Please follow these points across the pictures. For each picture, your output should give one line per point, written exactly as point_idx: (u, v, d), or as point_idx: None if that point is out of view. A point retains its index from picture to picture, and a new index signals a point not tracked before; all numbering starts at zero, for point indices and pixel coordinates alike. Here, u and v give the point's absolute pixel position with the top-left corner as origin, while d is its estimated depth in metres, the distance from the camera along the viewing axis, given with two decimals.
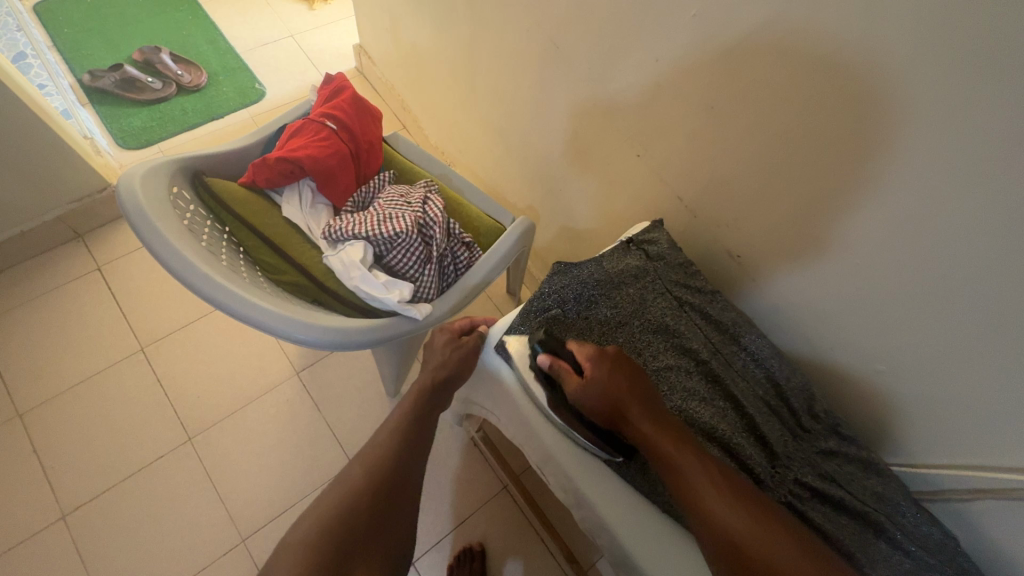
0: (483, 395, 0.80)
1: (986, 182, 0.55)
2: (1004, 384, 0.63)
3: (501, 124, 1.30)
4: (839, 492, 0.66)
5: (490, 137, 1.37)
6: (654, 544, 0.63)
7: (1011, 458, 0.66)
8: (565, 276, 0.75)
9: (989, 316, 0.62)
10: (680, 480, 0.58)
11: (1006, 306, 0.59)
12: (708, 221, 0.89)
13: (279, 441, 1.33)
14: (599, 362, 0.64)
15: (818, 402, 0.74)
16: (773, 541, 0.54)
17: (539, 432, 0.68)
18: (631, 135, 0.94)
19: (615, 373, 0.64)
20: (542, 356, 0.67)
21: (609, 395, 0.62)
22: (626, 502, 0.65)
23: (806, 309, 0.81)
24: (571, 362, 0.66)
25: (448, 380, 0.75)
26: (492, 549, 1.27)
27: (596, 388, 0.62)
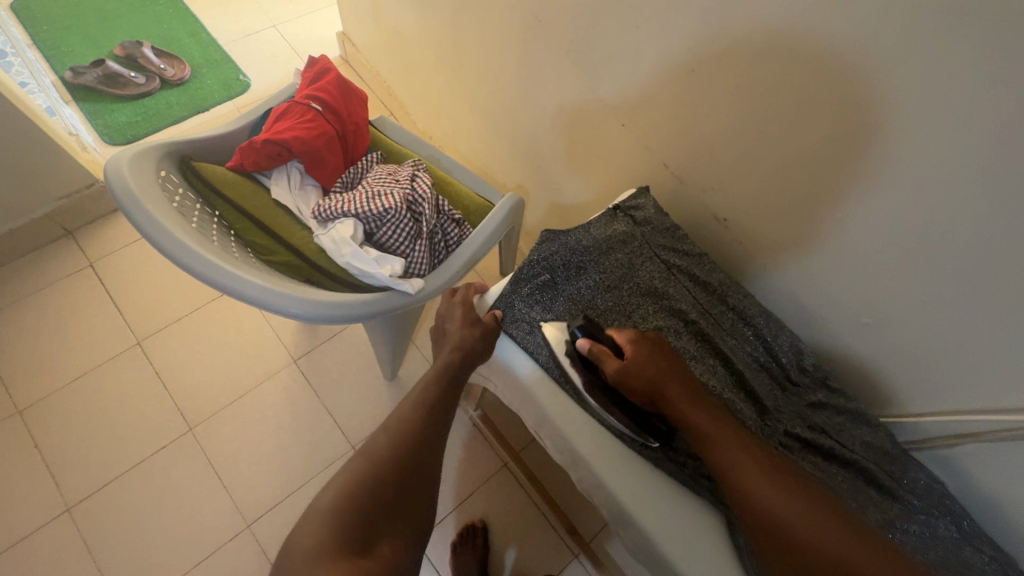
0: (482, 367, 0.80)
1: (968, 125, 0.56)
2: (985, 326, 0.65)
3: (487, 104, 1.30)
4: (828, 442, 0.68)
5: (477, 118, 1.37)
6: (649, 497, 0.64)
7: (993, 400, 0.68)
8: (553, 243, 0.75)
9: (973, 261, 0.62)
10: (722, 457, 0.59)
11: (991, 250, 0.60)
12: (694, 186, 0.89)
13: (280, 428, 1.35)
14: (640, 346, 0.65)
15: (808, 355, 0.73)
16: (807, 512, 0.56)
17: (534, 394, 0.70)
18: (614, 105, 0.95)
19: (653, 358, 0.64)
20: (583, 338, 0.65)
21: (651, 377, 0.63)
22: (620, 458, 0.66)
23: (792, 267, 0.82)
24: (610, 344, 0.66)
25: (459, 348, 0.73)
26: (494, 525, 1.29)
27: (638, 371, 0.63)
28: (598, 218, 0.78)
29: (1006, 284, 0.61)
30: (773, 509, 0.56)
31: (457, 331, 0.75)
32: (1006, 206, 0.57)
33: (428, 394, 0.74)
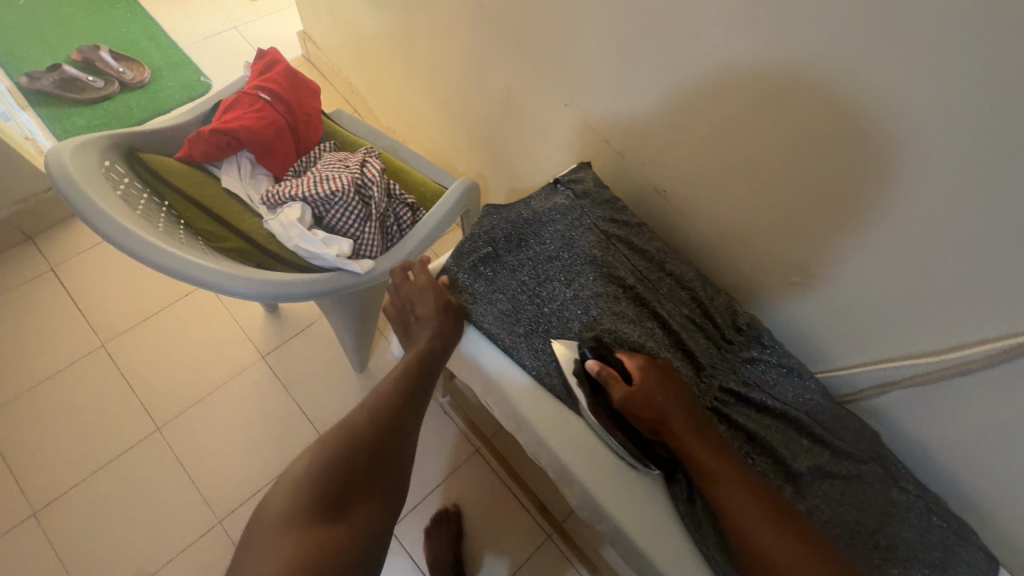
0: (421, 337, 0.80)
1: (869, 74, 0.59)
2: (898, 273, 0.68)
3: (443, 93, 1.32)
4: (760, 395, 0.71)
5: (435, 108, 1.39)
6: (588, 452, 0.67)
7: (913, 345, 0.71)
8: (494, 217, 0.77)
9: (885, 208, 0.65)
10: (724, 496, 0.61)
11: (898, 196, 0.63)
12: (635, 159, 0.92)
13: (249, 423, 1.35)
14: (650, 375, 0.66)
15: (742, 314, 0.76)
16: (800, 556, 0.58)
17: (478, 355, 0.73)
18: (557, 85, 0.98)
19: (662, 389, 0.65)
20: (592, 361, 0.66)
21: (658, 407, 0.64)
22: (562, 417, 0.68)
23: (728, 232, 0.85)
24: (619, 368, 0.67)
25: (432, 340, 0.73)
26: (466, 508, 1.33)
27: (647, 400, 0.64)
28: (616, 249, 0.78)
29: (913, 228, 0.64)
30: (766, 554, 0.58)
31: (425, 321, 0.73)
32: (904, 155, 0.60)
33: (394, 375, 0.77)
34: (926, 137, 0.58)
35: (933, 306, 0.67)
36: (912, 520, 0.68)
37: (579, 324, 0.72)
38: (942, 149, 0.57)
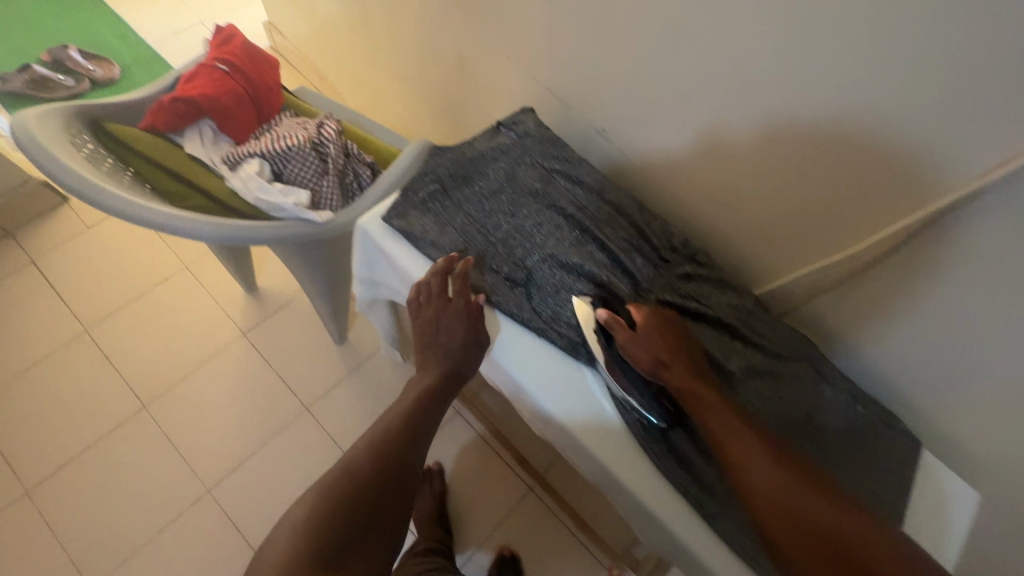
0: (365, 268, 0.82)
1: None
2: (810, 170, 0.72)
3: (402, 66, 1.36)
4: (696, 304, 0.76)
5: (396, 82, 1.43)
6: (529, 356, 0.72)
7: (833, 244, 0.75)
8: (440, 159, 0.82)
9: (793, 105, 0.69)
10: (726, 435, 0.60)
11: (806, 91, 0.67)
12: (576, 103, 0.96)
13: (234, 397, 1.40)
14: (655, 325, 0.68)
15: (676, 236, 0.82)
16: (810, 497, 0.55)
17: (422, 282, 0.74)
18: (500, 40, 1.02)
19: (667, 339, 0.67)
20: (602, 310, 0.70)
21: (660, 351, 0.66)
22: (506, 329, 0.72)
23: (661, 162, 0.89)
24: (628, 319, 0.70)
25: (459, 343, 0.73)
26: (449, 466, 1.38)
27: (650, 344, 0.67)
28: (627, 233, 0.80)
29: (817, 121, 0.68)
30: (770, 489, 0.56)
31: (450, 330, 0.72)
32: (805, 54, 0.65)
33: (419, 382, 0.76)
34: (821, 34, 0.62)
35: (848, 199, 0.70)
36: (837, 409, 0.73)
37: (524, 250, 0.77)
38: (834, 43, 0.62)
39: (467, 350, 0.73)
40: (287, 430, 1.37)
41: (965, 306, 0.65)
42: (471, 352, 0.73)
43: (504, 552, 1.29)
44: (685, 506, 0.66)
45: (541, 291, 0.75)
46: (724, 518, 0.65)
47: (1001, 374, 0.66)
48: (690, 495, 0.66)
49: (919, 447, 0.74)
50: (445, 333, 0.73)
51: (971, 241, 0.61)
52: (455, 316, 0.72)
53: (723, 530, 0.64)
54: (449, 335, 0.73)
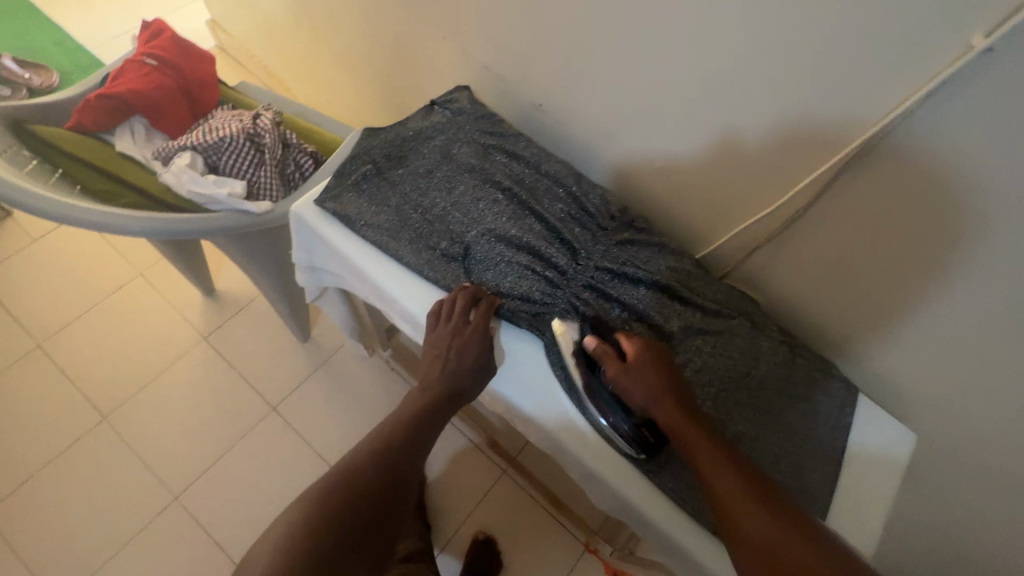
0: (304, 254, 0.80)
1: None
2: (728, 127, 0.72)
3: (346, 54, 1.34)
4: (634, 269, 0.77)
5: (343, 72, 1.41)
6: None
7: (759, 200, 0.76)
8: (374, 140, 0.82)
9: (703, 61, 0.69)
10: (706, 476, 0.56)
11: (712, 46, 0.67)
12: (509, 78, 0.96)
13: (197, 402, 1.37)
14: (644, 355, 0.65)
15: (614, 204, 0.82)
16: (796, 546, 0.50)
17: (356, 261, 0.73)
18: (432, 20, 1.01)
19: (659, 370, 0.64)
20: (590, 337, 0.67)
21: (649, 382, 0.63)
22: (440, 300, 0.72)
23: (595, 130, 0.89)
24: (616, 347, 0.67)
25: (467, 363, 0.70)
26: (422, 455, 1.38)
27: (640, 374, 0.63)
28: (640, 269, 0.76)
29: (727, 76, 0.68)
30: (746, 540, 0.52)
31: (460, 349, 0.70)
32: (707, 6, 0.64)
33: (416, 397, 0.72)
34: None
35: (768, 152, 0.70)
36: (776, 360, 0.75)
37: (462, 226, 0.77)
38: None
39: (477, 376, 0.70)
40: (254, 431, 1.36)
41: (889, 248, 0.66)
42: (479, 379, 0.70)
43: (478, 536, 1.30)
44: (626, 463, 0.67)
45: (479, 264, 0.75)
46: (664, 472, 0.66)
47: (924, 315, 0.67)
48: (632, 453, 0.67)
49: (857, 392, 0.76)
50: (454, 358, 0.70)
51: (969, 224, 0.58)
52: (471, 342, 0.69)
53: (663, 484, 0.66)
54: (459, 360, 0.70)
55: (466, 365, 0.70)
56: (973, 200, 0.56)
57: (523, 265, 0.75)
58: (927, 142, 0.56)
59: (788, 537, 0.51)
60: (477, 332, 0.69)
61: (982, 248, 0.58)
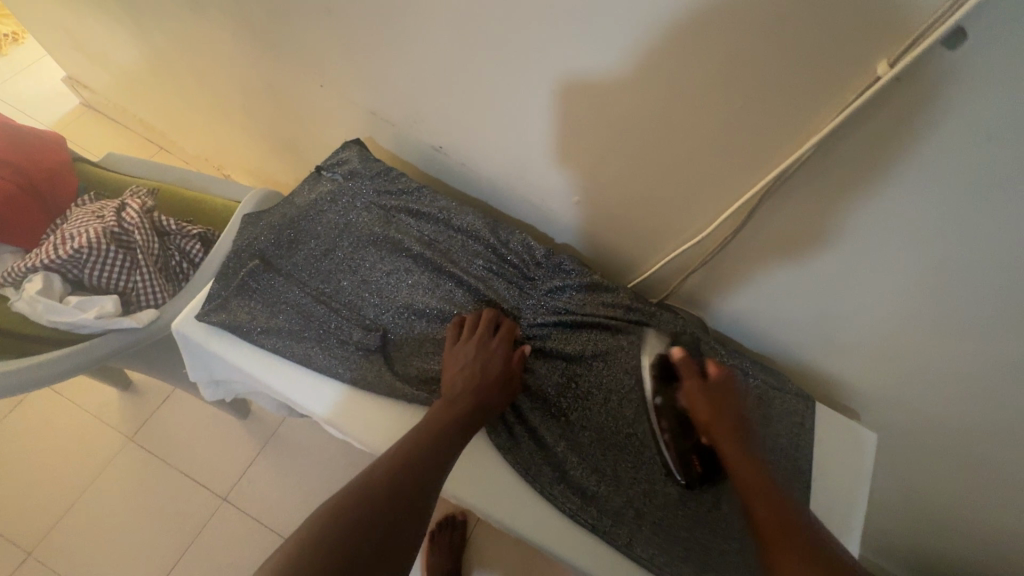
0: (202, 370, 0.70)
1: None
2: (639, 160, 0.66)
3: (225, 104, 1.19)
4: (571, 319, 0.71)
5: (227, 121, 1.26)
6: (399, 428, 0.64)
7: (686, 229, 0.70)
8: (256, 226, 0.71)
9: (600, 98, 0.62)
10: (756, 504, 0.51)
11: (606, 80, 0.60)
12: (402, 122, 0.87)
13: (135, 511, 1.25)
14: (722, 383, 0.61)
15: (538, 248, 0.75)
16: None
17: (260, 376, 0.64)
18: (306, 68, 0.91)
19: (728, 404, 0.59)
20: (677, 351, 0.64)
21: (714, 413, 0.59)
22: (361, 404, 0.63)
23: (504, 170, 0.82)
24: (702, 366, 0.63)
25: (490, 367, 0.63)
26: None
27: (713, 401, 0.59)
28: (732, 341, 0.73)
29: (629, 110, 0.61)
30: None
31: (494, 354, 0.64)
32: (591, 40, 0.57)
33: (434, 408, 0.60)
34: (602, 23, 0.55)
35: (685, 182, 0.65)
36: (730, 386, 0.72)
37: (374, 308, 0.69)
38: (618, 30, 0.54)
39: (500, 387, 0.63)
40: (206, 528, 1.25)
41: (823, 269, 0.62)
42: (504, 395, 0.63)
43: None
44: (597, 541, 0.61)
45: (400, 349, 0.67)
46: (638, 544, 0.61)
47: (871, 326, 0.64)
48: (600, 531, 0.61)
49: (813, 403, 0.73)
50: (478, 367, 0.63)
51: (934, 250, 0.52)
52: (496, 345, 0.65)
53: (639, 559, 0.60)
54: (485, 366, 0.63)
55: (490, 372, 0.63)
56: (904, 225, 0.53)
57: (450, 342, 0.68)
58: (848, 168, 0.52)
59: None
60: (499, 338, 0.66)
61: (924, 263, 0.54)
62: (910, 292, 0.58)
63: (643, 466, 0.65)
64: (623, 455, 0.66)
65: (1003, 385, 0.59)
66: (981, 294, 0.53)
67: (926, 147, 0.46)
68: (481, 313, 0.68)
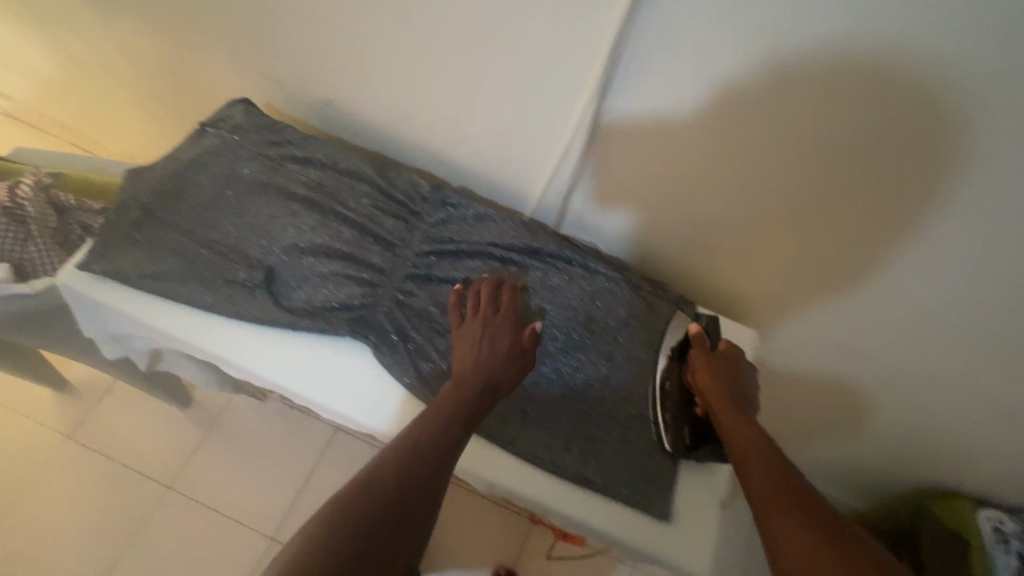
0: (98, 326, 0.72)
1: None
2: (495, 85, 0.70)
3: (116, 94, 1.16)
4: (455, 246, 0.74)
5: (122, 110, 1.22)
6: (291, 356, 0.67)
7: (552, 149, 0.74)
8: (139, 181, 0.73)
9: (444, 23, 0.66)
10: (749, 461, 0.54)
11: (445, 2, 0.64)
12: (290, 80, 0.86)
13: (82, 507, 1.25)
14: (732, 358, 0.65)
15: (423, 185, 0.78)
16: None
17: (147, 320, 0.66)
18: (190, 45, 0.90)
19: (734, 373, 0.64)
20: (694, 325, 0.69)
21: (724, 382, 0.62)
22: (251, 336, 0.67)
23: (388, 118, 0.84)
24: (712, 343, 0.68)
25: (504, 335, 0.64)
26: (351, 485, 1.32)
27: (725, 372, 0.63)
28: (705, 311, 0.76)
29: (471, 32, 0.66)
30: (785, 533, 0.47)
31: (505, 322, 0.65)
32: None
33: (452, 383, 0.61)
34: None
35: (536, 100, 0.69)
36: (615, 297, 0.75)
37: (261, 249, 0.71)
38: None
39: (516, 366, 0.63)
40: (157, 515, 1.26)
41: (671, 163, 0.68)
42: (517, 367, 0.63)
43: (501, 570, 1.21)
44: (481, 441, 0.66)
45: (288, 285, 0.70)
46: (519, 437, 0.66)
47: (722, 209, 0.70)
48: (483, 430, 0.67)
49: (693, 307, 0.77)
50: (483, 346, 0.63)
51: (754, 116, 0.58)
52: (505, 324, 0.65)
53: (520, 451, 0.66)
54: (496, 345, 0.63)
55: (501, 353, 0.63)
56: (725, 95, 0.58)
57: (337, 274, 0.70)
58: (663, 54, 0.57)
59: (834, 553, 0.44)
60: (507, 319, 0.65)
61: (744, 132, 0.60)
62: (738, 174, 0.65)
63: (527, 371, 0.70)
64: None
65: (830, 241, 0.67)
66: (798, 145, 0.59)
67: (711, 8, 0.52)
68: (483, 283, 0.68)
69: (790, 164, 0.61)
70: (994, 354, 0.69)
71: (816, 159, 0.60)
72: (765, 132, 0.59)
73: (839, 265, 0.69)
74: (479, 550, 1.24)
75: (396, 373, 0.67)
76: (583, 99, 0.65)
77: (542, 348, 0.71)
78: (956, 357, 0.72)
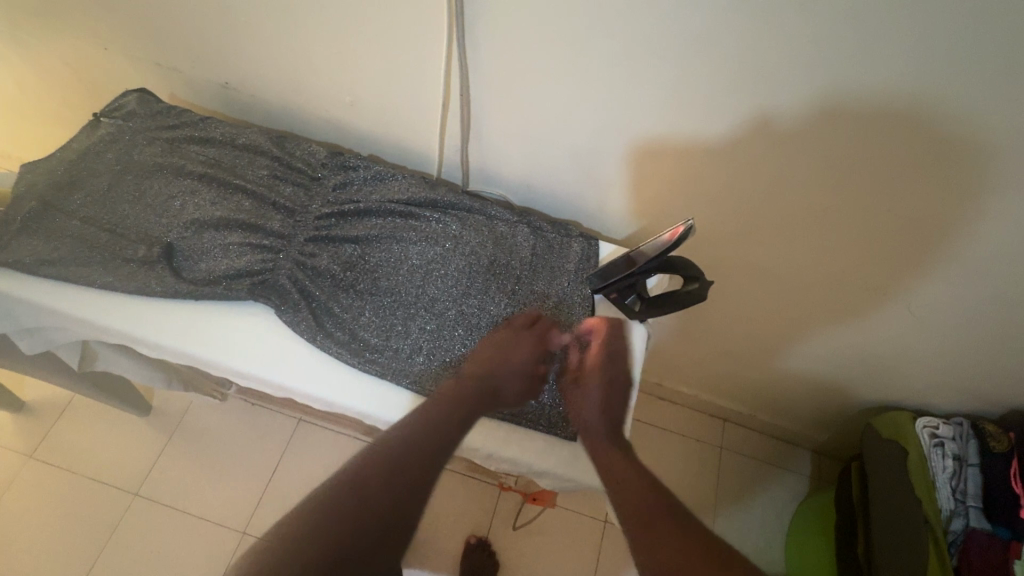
0: (7, 319, 0.72)
1: None
2: (372, 44, 0.72)
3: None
4: (353, 206, 0.76)
5: (1, 123, 1.15)
6: (196, 324, 0.69)
7: (441, 101, 0.76)
8: (35, 174, 0.74)
9: None
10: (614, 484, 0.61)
11: None
12: (184, 65, 0.86)
13: (40, 529, 1.18)
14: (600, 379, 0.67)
15: (320, 152, 0.80)
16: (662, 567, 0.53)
17: (47, 304, 0.68)
18: (80, 43, 0.88)
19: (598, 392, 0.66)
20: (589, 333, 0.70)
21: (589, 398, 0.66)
22: (155, 309, 0.69)
23: (284, 93, 0.85)
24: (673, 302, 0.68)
25: (505, 368, 0.66)
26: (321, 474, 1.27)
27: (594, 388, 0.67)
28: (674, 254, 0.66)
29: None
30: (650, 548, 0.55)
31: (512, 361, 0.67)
32: None
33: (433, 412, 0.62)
34: None
35: (414, 55, 0.71)
36: (515, 238, 0.77)
37: (160, 227, 0.73)
38: None
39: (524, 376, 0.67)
40: (121, 526, 1.19)
41: (551, 98, 0.71)
42: (518, 381, 0.66)
43: (471, 540, 1.14)
44: (390, 386, 0.68)
45: (188, 258, 0.72)
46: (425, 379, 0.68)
47: (606, 133, 0.73)
48: (390, 375, 0.68)
49: (597, 243, 0.79)
50: (493, 357, 0.67)
51: (607, 38, 0.62)
52: (523, 339, 0.68)
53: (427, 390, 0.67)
54: (505, 359, 0.67)
55: (513, 367, 0.66)
56: (577, 19, 0.61)
57: (237, 243, 0.72)
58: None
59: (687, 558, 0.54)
60: (533, 333, 0.68)
61: (603, 55, 0.64)
62: (607, 97, 0.69)
63: (431, 315, 0.71)
64: (413, 312, 0.71)
65: (708, 149, 0.70)
66: (653, 58, 0.62)
67: None
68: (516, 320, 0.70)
69: (644, 83, 0.65)
70: (882, 242, 0.72)
71: (662, 75, 0.63)
72: (790, 108, 0.61)
73: (714, 173, 0.73)
74: (450, 526, 1.16)
75: (300, 334, 0.69)
76: (445, 46, 0.68)
77: (446, 293, 0.72)
78: (844, 250, 0.76)
